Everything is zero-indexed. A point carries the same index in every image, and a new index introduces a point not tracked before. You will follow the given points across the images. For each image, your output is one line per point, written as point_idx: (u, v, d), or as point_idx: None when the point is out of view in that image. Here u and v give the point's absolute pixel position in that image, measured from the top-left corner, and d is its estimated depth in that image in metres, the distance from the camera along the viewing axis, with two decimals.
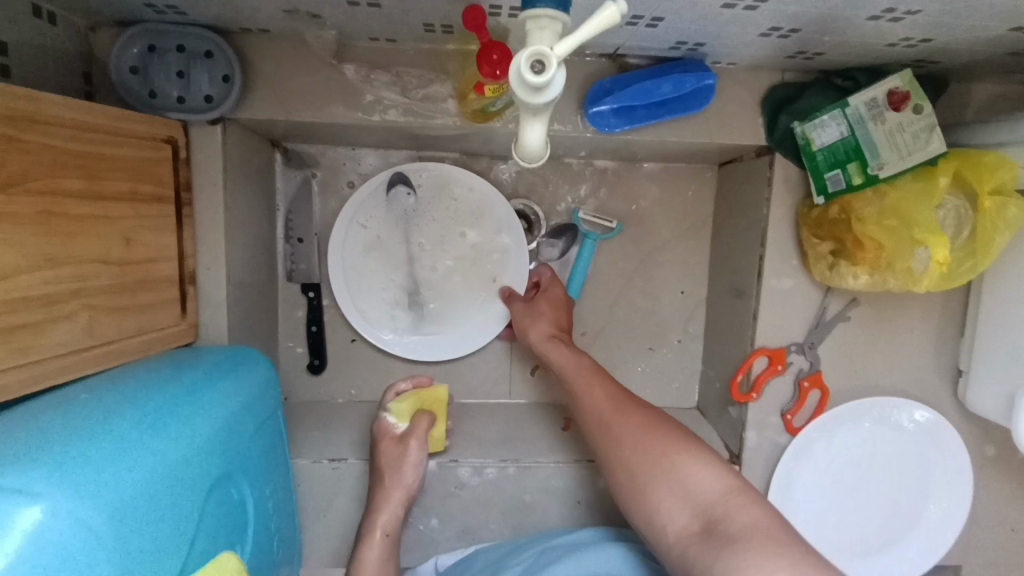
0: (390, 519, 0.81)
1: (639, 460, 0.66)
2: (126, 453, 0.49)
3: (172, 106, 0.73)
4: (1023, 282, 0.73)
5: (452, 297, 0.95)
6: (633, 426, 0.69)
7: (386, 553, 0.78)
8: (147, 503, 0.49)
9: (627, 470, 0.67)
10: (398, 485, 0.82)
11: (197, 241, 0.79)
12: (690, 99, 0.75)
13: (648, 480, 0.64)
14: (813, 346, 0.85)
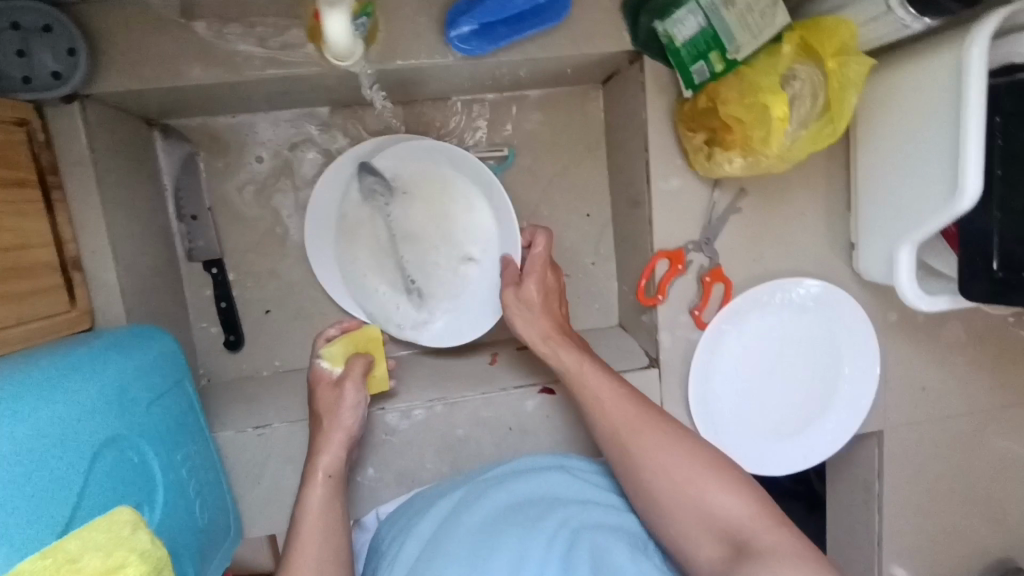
0: (332, 459, 0.79)
1: (668, 487, 0.70)
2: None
3: (17, 87, 0.70)
4: (888, 140, 0.76)
5: (449, 276, 0.93)
6: (658, 450, 0.72)
7: (329, 502, 0.77)
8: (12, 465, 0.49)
9: (653, 494, 0.71)
10: (338, 426, 0.79)
11: (75, 225, 0.76)
12: (547, 11, 0.76)
13: (677, 501, 0.69)
14: (709, 241, 0.87)
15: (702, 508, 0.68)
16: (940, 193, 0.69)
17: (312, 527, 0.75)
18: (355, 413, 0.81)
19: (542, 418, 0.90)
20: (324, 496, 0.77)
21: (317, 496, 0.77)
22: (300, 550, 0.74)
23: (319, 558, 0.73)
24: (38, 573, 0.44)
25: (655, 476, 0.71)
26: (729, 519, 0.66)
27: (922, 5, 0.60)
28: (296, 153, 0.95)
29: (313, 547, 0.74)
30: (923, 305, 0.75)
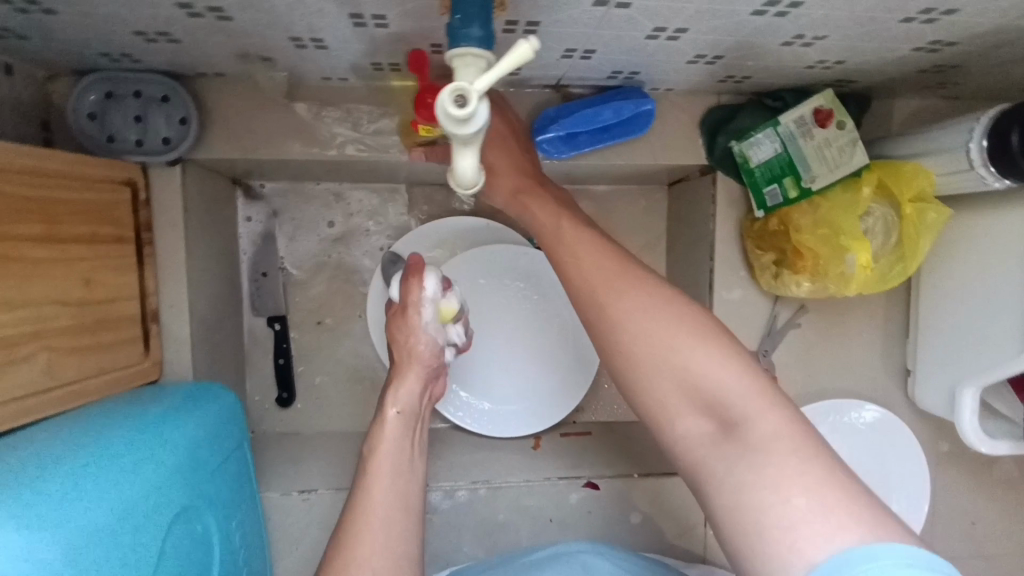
0: (409, 397, 0.78)
1: (647, 352, 0.59)
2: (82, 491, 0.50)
3: (130, 149, 0.75)
4: (954, 287, 0.78)
5: (518, 374, 0.98)
6: (640, 313, 0.60)
7: (400, 442, 0.75)
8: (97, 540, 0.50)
9: (625, 356, 0.60)
10: (412, 353, 0.79)
11: (159, 279, 0.80)
12: (630, 123, 0.80)
13: (646, 343, 0.59)
14: (767, 354, 0.88)
15: (675, 375, 0.58)
16: (1011, 299, 0.70)
17: (380, 460, 0.72)
18: (425, 345, 0.79)
19: (583, 512, 0.89)
20: (395, 429, 0.75)
21: (386, 432, 0.75)
22: (371, 481, 0.71)
23: (387, 495, 0.70)
24: None
25: (642, 348, 0.59)
26: (725, 387, 0.56)
27: (1006, 172, 0.62)
28: (366, 222, 0.98)
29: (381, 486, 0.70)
30: (985, 448, 0.74)
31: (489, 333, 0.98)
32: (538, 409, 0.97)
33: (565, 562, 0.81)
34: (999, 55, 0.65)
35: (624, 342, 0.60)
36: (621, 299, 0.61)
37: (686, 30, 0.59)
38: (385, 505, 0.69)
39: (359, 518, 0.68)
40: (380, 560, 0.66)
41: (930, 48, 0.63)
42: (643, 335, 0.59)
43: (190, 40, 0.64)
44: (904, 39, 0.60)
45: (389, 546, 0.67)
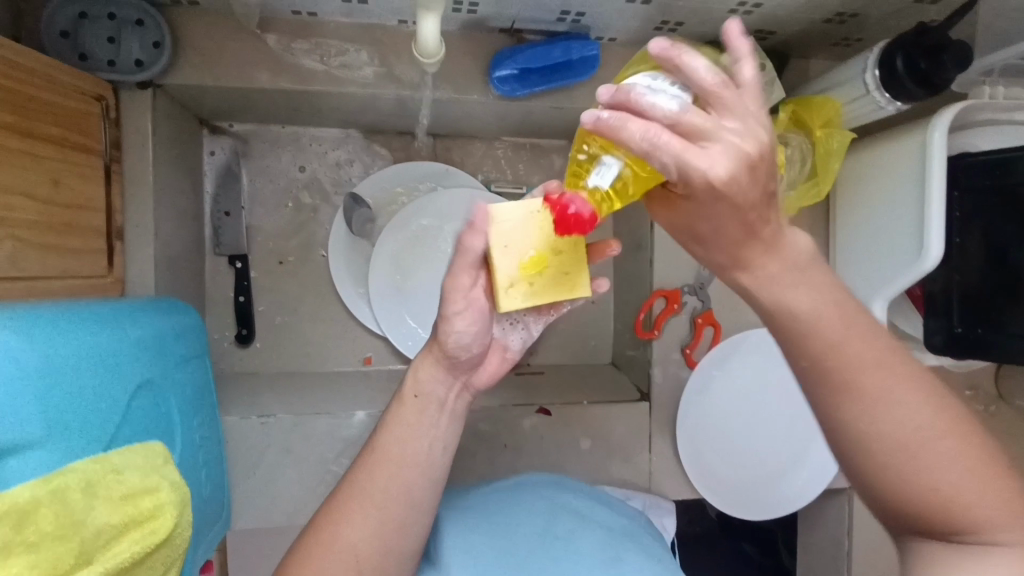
0: (433, 381, 0.67)
1: (883, 428, 0.50)
2: (60, 327, 0.51)
3: (102, 67, 0.78)
4: (861, 218, 0.89)
5: None
6: (886, 408, 0.50)
7: (415, 431, 0.65)
8: (72, 373, 0.51)
9: (873, 452, 0.51)
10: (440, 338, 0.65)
11: (125, 200, 0.81)
12: (578, 66, 0.88)
13: (887, 452, 0.51)
14: (702, 287, 0.96)
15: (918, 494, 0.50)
16: (909, 216, 0.80)
17: (394, 448, 0.64)
18: (459, 334, 0.65)
19: (537, 437, 0.93)
20: (412, 418, 0.66)
21: (399, 413, 0.66)
22: (370, 469, 0.63)
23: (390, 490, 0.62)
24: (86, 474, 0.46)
25: (887, 431, 0.50)
26: (960, 510, 0.50)
27: (895, 92, 0.73)
28: (330, 168, 1.02)
29: (388, 477, 0.63)
30: None
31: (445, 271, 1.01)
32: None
33: (526, 492, 0.83)
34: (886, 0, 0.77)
35: (865, 429, 0.51)
36: (872, 375, 0.50)
37: None
38: (384, 500, 0.62)
39: (347, 496, 0.62)
40: (365, 541, 0.61)
41: None
42: (905, 478, 0.51)
43: None
44: None
45: (382, 535, 0.62)
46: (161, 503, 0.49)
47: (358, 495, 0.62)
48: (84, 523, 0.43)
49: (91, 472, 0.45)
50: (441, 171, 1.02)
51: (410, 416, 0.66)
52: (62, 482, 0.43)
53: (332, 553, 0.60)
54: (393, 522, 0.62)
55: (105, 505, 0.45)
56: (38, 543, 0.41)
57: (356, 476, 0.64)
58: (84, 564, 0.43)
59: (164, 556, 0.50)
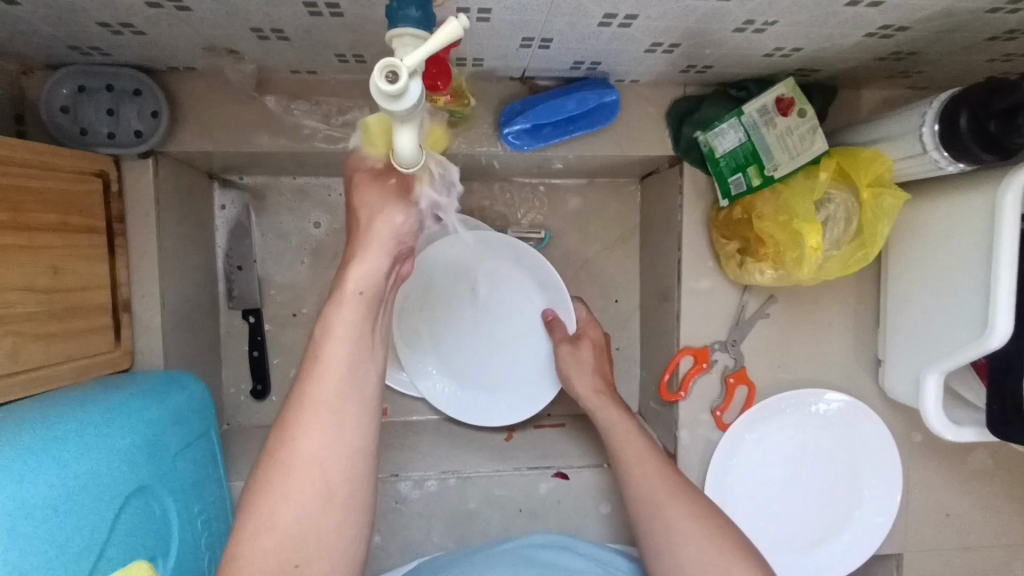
0: (368, 273, 0.58)
1: (637, 468, 0.78)
2: (28, 468, 0.52)
3: (102, 141, 0.76)
4: (918, 273, 0.79)
5: (495, 360, 0.96)
6: (643, 458, 0.79)
7: (357, 332, 0.58)
8: (31, 515, 0.51)
9: (637, 491, 0.77)
10: (368, 231, 0.58)
11: (131, 270, 0.81)
12: (596, 114, 0.81)
13: (650, 504, 0.75)
14: (735, 343, 0.88)
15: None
16: (973, 285, 0.70)
17: (329, 344, 0.57)
18: (393, 227, 0.58)
19: (554, 501, 0.89)
20: (349, 317, 0.57)
21: (340, 315, 0.57)
22: (337, 304, 0.58)
23: (336, 391, 0.57)
24: None
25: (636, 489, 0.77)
26: (702, 534, 0.70)
27: (956, 154, 0.63)
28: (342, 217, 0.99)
29: (343, 313, 0.58)
30: (950, 435, 0.76)
31: (466, 325, 0.96)
32: (526, 393, 0.95)
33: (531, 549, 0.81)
34: (952, 40, 0.66)
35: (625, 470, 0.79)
36: (626, 442, 0.81)
37: (636, 16, 0.60)
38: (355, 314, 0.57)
39: (314, 363, 0.57)
40: (328, 450, 0.56)
41: (882, 34, 0.64)
42: (679, 544, 0.70)
43: (155, 32, 0.65)
44: (854, 23, 0.61)
45: (342, 438, 0.56)
46: None
47: (308, 416, 0.56)
48: None
49: None
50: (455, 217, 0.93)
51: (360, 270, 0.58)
52: None
53: (298, 467, 0.55)
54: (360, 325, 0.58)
55: None
56: None
57: (299, 387, 0.57)
58: None
59: None
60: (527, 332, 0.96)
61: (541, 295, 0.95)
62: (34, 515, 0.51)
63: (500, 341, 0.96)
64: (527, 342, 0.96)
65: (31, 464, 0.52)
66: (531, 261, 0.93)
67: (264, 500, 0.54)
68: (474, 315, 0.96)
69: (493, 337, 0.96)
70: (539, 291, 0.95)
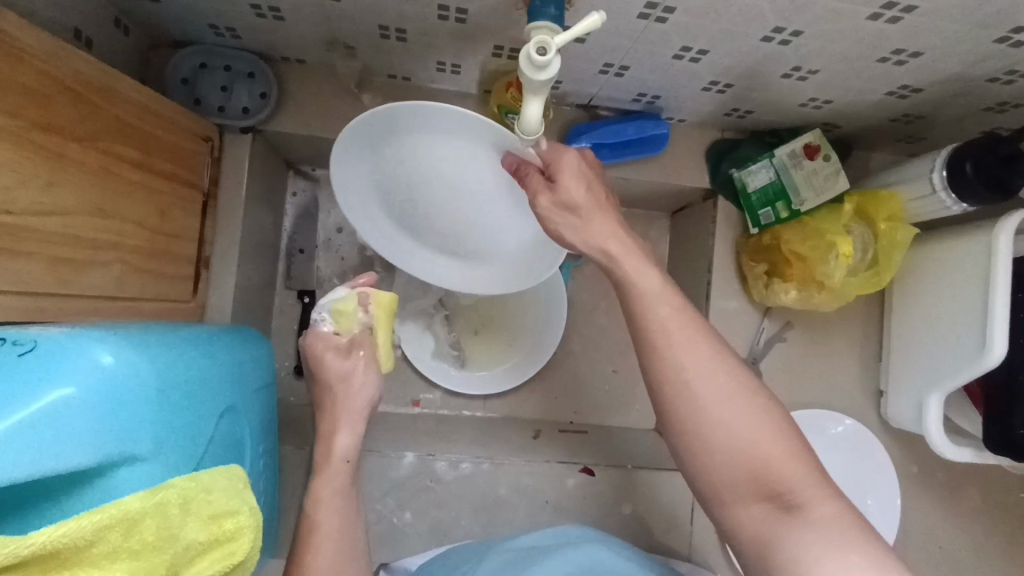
0: (350, 443, 0.69)
1: (650, 303, 0.60)
2: (169, 353, 0.55)
3: (213, 112, 0.85)
4: (920, 308, 0.90)
5: (472, 232, 0.77)
6: (657, 290, 0.61)
7: (344, 499, 0.66)
8: (173, 395, 0.53)
9: (648, 336, 0.59)
10: (345, 410, 0.70)
11: (215, 231, 0.87)
12: (648, 142, 0.93)
13: (661, 345, 0.58)
14: (756, 362, 0.97)
15: (735, 442, 0.56)
16: (971, 318, 0.81)
17: (319, 513, 0.64)
18: (365, 396, 0.71)
19: (578, 496, 0.94)
20: (337, 486, 0.66)
21: (325, 485, 0.66)
22: (320, 478, 0.67)
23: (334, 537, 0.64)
24: (182, 492, 0.48)
25: (648, 325, 0.60)
26: (732, 397, 0.57)
27: (961, 194, 0.75)
28: None
29: (336, 473, 0.67)
30: (949, 453, 0.84)
31: (426, 211, 0.76)
32: (530, 256, 0.80)
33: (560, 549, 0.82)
34: (956, 106, 0.80)
35: (636, 304, 0.61)
36: (627, 275, 0.62)
37: (707, 51, 0.72)
38: (337, 477, 0.67)
39: (310, 518, 0.65)
40: None
41: (901, 93, 0.78)
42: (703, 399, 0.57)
43: (293, 19, 0.76)
44: (880, 79, 0.74)
45: None
46: (241, 526, 0.52)
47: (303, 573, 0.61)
48: (175, 538, 0.47)
49: (186, 489, 0.49)
50: (355, 129, 0.66)
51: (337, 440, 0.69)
52: (164, 497, 0.47)
53: None
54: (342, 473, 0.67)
55: (194, 523, 0.49)
56: (141, 550, 0.45)
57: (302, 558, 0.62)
58: None
59: None
60: (508, 216, 0.75)
61: (489, 150, 0.66)
62: (174, 395, 0.53)
63: (477, 202, 0.73)
64: (495, 207, 0.74)
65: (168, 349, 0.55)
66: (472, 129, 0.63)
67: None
68: (430, 184, 0.72)
69: (465, 203, 0.74)
70: (495, 145, 0.65)
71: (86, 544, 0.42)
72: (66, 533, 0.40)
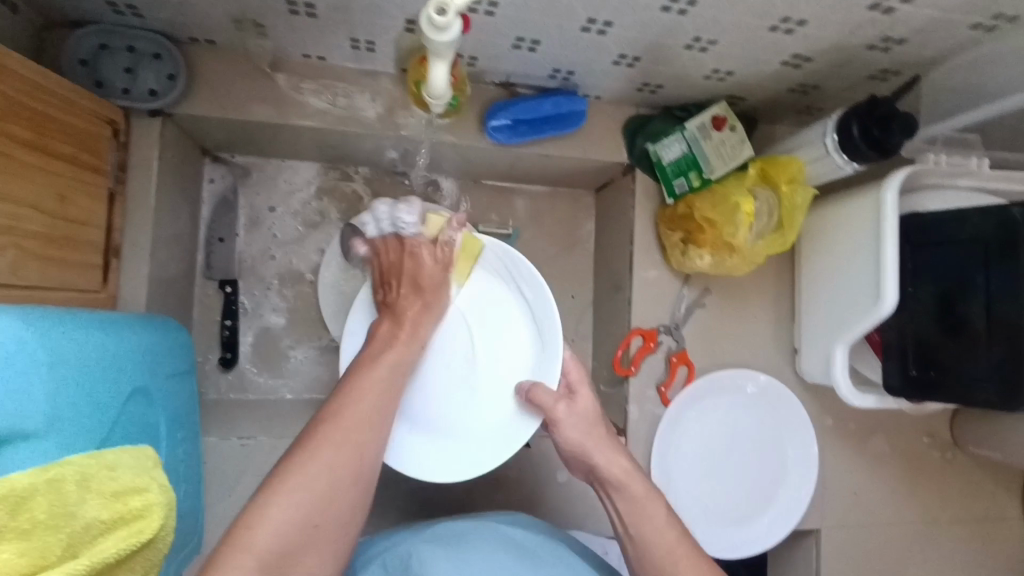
0: (366, 413, 0.67)
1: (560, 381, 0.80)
2: (66, 331, 0.52)
3: (116, 94, 0.82)
4: (824, 268, 0.96)
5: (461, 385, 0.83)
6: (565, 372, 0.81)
7: (336, 478, 0.63)
8: (68, 376, 0.50)
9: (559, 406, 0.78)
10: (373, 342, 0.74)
11: (125, 218, 0.84)
12: (566, 119, 0.95)
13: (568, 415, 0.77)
14: (677, 328, 1.01)
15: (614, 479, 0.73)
16: (867, 272, 0.87)
17: (296, 483, 0.61)
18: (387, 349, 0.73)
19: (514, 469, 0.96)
20: (339, 445, 0.64)
21: (324, 451, 0.63)
22: (374, 367, 0.70)
23: (361, 413, 0.67)
24: (81, 469, 0.46)
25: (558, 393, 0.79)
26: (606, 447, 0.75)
27: (851, 155, 0.81)
28: (324, 201, 1.06)
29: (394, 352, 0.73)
30: (855, 400, 0.89)
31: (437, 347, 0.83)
32: (482, 435, 0.82)
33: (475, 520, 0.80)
34: (843, 75, 0.86)
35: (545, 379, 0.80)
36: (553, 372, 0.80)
37: (612, 23, 0.75)
38: (387, 367, 0.71)
39: (352, 389, 0.69)
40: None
41: (794, 63, 0.83)
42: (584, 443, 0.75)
43: None
44: (773, 49, 0.79)
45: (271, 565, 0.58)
46: (150, 503, 0.49)
47: (318, 440, 0.64)
48: (74, 516, 0.44)
49: (86, 466, 0.46)
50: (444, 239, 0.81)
51: (385, 332, 0.75)
52: (58, 473, 0.44)
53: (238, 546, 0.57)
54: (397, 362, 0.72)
55: (95, 500, 0.46)
56: (31, 529, 0.41)
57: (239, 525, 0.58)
58: (70, 558, 0.43)
59: (146, 558, 0.50)
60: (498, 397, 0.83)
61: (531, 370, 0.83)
62: (68, 376, 0.50)
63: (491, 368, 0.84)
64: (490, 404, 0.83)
65: (66, 328, 0.52)
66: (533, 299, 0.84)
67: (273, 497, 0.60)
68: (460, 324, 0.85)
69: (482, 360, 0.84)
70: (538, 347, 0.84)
71: None
72: None
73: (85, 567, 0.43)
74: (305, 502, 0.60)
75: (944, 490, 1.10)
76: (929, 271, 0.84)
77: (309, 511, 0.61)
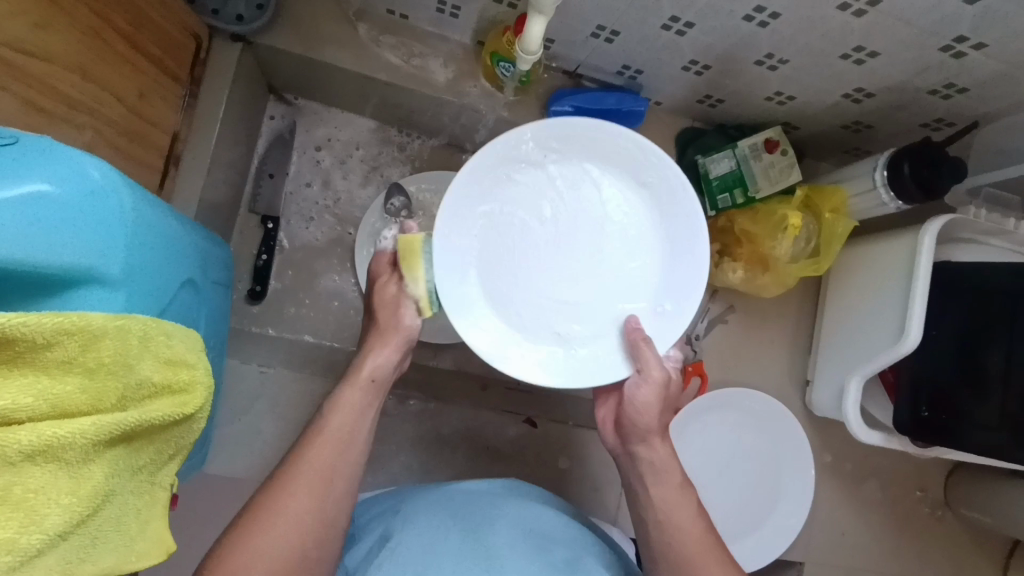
0: (346, 443, 0.64)
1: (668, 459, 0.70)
2: (142, 201, 0.53)
3: (206, 13, 0.84)
4: (851, 305, 0.97)
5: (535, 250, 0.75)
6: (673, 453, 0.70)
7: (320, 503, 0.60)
8: (136, 243, 0.52)
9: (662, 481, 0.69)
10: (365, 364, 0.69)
11: (190, 132, 0.85)
12: (626, 118, 0.96)
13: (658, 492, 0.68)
14: (697, 339, 1.04)
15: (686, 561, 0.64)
16: (895, 313, 0.88)
17: (294, 497, 0.60)
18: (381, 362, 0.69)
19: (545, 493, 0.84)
20: (330, 449, 0.63)
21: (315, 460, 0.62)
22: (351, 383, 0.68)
23: (342, 428, 0.64)
24: (145, 329, 0.47)
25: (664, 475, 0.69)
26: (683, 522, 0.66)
27: (898, 192, 0.83)
28: (375, 157, 1.09)
29: (373, 360, 0.69)
30: (863, 436, 0.90)
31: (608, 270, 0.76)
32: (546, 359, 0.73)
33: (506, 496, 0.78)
34: (899, 118, 0.89)
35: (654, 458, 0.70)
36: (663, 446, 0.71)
37: (693, 25, 0.78)
38: (361, 392, 0.67)
39: (332, 411, 0.66)
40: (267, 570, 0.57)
41: (855, 97, 0.86)
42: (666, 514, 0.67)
43: None
44: (839, 78, 0.82)
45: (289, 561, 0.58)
46: (195, 380, 0.51)
47: (316, 450, 0.62)
48: (131, 370, 0.46)
49: (150, 327, 0.47)
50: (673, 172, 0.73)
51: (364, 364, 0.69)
52: (126, 324, 0.45)
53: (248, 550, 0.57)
54: (388, 369, 0.70)
55: (151, 362, 0.47)
56: (95, 369, 0.43)
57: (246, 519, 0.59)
58: (120, 409, 0.45)
59: (176, 430, 0.51)
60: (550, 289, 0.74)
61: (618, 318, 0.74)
62: (135, 243, 0.52)
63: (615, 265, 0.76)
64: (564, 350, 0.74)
65: (142, 199, 0.54)
66: (680, 231, 0.74)
67: (270, 503, 0.59)
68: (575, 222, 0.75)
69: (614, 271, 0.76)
70: (661, 287, 0.75)
71: (44, 344, 0.40)
72: (25, 322, 0.38)
73: (134, 421, 0.45)
74: (304, 513, 0.59)
75: (932, 546, 1.10)
76: (953, 317, 0.86)
77: (306, 521, 0.59)
